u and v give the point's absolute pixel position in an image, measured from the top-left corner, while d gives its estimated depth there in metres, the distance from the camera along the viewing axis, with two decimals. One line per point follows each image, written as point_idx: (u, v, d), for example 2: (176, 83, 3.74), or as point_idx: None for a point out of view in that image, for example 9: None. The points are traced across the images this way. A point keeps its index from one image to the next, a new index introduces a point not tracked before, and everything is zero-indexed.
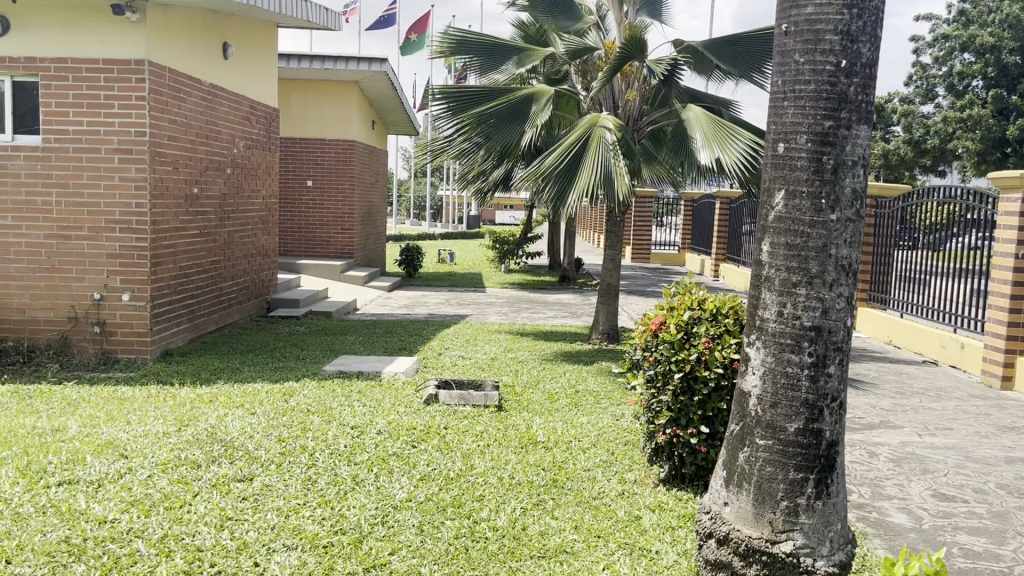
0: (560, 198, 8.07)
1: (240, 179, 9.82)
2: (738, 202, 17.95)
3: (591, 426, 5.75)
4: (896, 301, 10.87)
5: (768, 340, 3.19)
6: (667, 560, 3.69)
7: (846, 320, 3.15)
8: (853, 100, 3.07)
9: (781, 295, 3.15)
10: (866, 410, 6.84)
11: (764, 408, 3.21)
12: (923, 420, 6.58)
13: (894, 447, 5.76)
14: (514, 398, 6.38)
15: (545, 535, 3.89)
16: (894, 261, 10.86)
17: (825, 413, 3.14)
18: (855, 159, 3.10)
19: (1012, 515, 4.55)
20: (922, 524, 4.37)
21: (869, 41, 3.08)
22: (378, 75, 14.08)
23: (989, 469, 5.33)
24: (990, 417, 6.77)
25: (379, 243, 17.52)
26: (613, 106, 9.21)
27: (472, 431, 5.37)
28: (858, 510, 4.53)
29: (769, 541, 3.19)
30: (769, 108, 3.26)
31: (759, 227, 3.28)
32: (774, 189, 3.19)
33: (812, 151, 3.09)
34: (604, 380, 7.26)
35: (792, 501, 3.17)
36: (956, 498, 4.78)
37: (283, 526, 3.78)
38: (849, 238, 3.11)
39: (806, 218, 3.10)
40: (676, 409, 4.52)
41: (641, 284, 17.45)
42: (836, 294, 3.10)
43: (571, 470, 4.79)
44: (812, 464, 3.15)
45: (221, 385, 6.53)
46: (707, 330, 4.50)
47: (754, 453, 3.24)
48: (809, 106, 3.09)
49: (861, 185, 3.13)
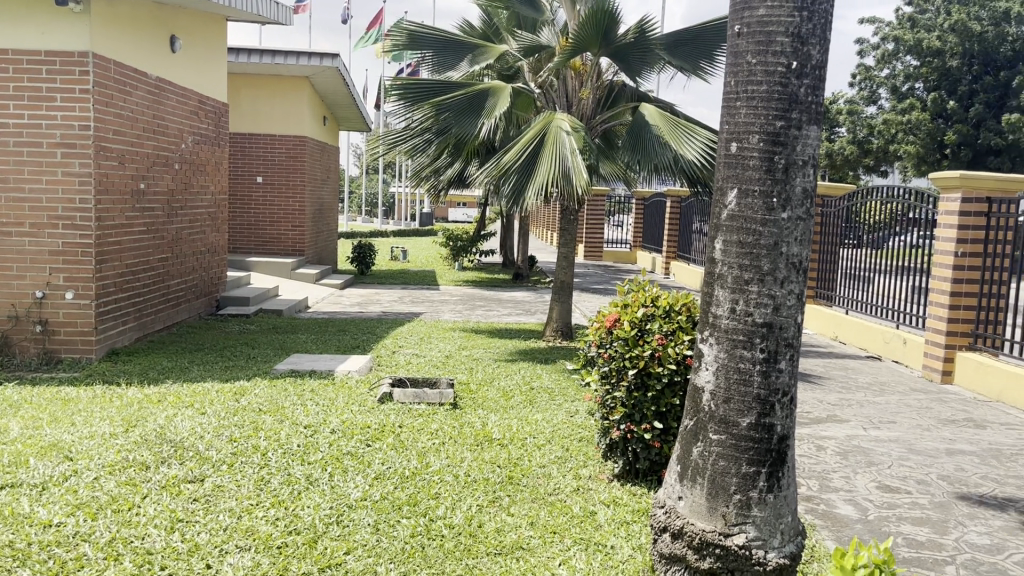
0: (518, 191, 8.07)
1: (188, 174, 9.63)
2: (688, 200, 18.20)
3: (546, 422, 5.77)
4: (841, 297, 11.14)
5: (721, 337, 3.24)
6: (622, 554, 3.73)
7: (797, 317, 3.21)
8: (804, 101, 3.13)
9: (733, 292, 3.20)
10: (814, 404, 7.00)
11: (717, 404, 3.26)
12: (867, 413, 6.76)
13: (840, 441, 5.90)
14: (468, 396, 6.37)
15: (501, 532, 3.89)
16: (840, 259, 11.12)
17: (776, 408, 3.21)
18: (805, 159, 3.16)
19: (953, 505, 4.70)
20: (868, 515, 4.49)
21: (819, 43, 3.14)
22: (329, 70, 13.92)
23: (931, 461, 5.50)
24: (931, 410, 6.99)
25: (330, 241, 17.33)
26: (566, 104, 9.26)
27: (426, 430, 5.35)
28: (807, 502, 4.64)
29: (722, 534, 3.24)
30: (723, 107, 3.31)
31: (712, 225, 3.33)
32: (727, 188, 3.24)
33: (764, 150, 3.14)
34: (558, 377, 7.30)
35: (744, 495, 3.22)
36: (899, 489, 4.92)
37: (236, 527, 3.72)
38: (799, 237, 3.18)
39: (757, 217, 3.16)
40: (631, 405, 4.56)
41: (593, 281, 17.56)
42: (787, 291, 3.17)
43: (526, 467, 4.81)
44: (764, 458, 3.21)
45: (170, 385, 6.40)
46: (661, 327, 4.56)
47: (707, 448, 3.29)
48: (761, 106, 3.14)
49: (811, 184, 3.19)
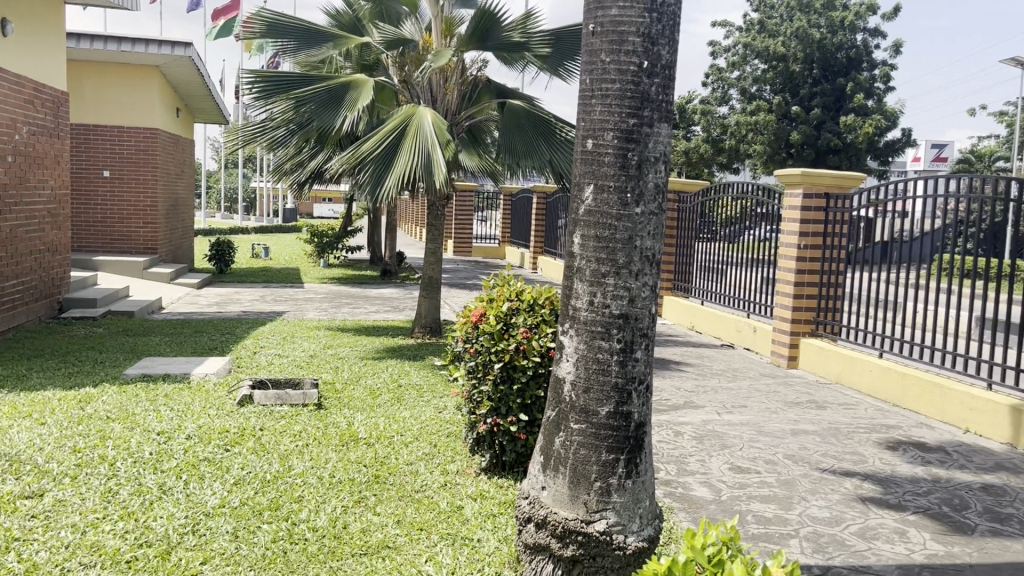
0: (376, 181, 8.00)
1: (23, 168, 8.94)
2: (553, 196, 18.54)
3: (414, 419, 5.74)
4: (697, 289, 11.65)
5: (580, 329, 3.32)
6: (488, 547, 3.76)
7: (651, 308, 3.33)
8: (654, 99, 3.25)
9: (591, 285, 3.29)
10: (672, 392, 7.29)
11: (578, 394, 3.34)
12: (721, 399, 7.11)
13: (696, 426, 6.18)
14: (333, 396, 6.24)
15: (367, 532, 3.84)
16: (696, 252, 11.63)
17: (633, 396, 3.31)
18: (657, 156, 3.28)
19: (797, 482, 5.02)
20: (721, 495, 4.72)
21: (668, 43, 3.26)
22: (182, 60, 13.29)
23: (778, 441, 5.84)
24: (779, 393, 7.43)
25: (186, 238, 16.56)
26: (431, 100, 9.25)
27: (289, 431, 5.21)
28: (666, 486, 4.83)
29: (584, 521, 3.33)
30: (579, 104, 3.38)
31: (570, 220, 3.40)
32: (584, 183, 3.32)
33: (618, 147, 3.24)
34: (426, 373, 7.27)
35: (604, 482, 3.32)
36: (750, 469, 5.20)
37: (80, 544, 3.49)
38: (652, 231, 3.30)
39: (613, 212, 3.25)
40: (496, 398, 4.59)
41: (462, 277, 17.61)
42: (642, 283, 3.28)
43: (393, 465, 4.76)
44: (622, 445, 3.31)
45: (4, 395, 5.93)
46: (525, 320, 4.62)
47: (569, 438, 3.37)
48: (615, 104, 3.23)
49: (663, 180, 3.32)
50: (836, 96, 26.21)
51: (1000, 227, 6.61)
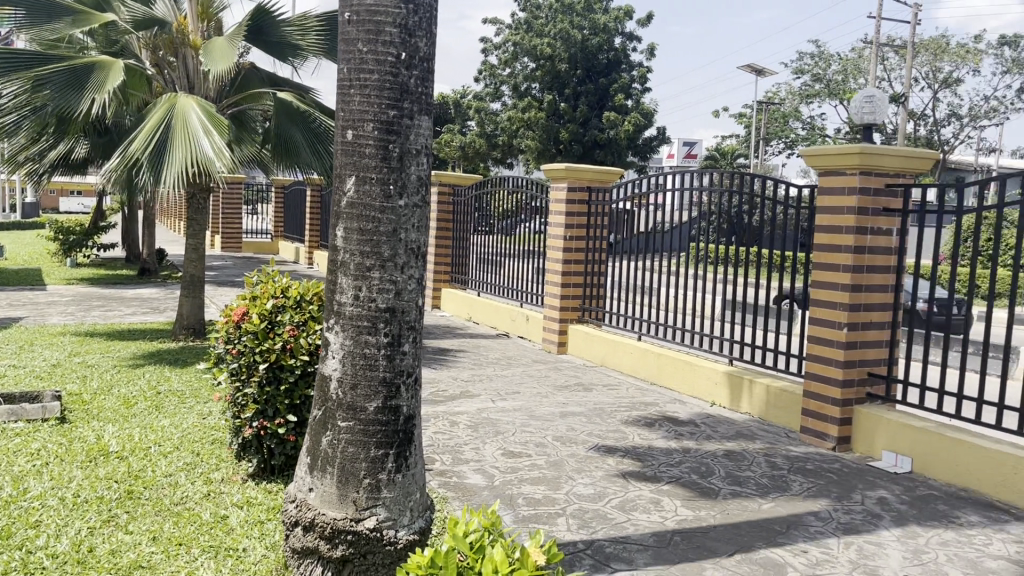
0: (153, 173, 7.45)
1: None
2: (328, 189, 18.12)
3: (174, 428, 5.37)
4: (473, 281, 11.88)
5: (346, 324, 3.25)
6: (254, 556, 3.59)
7: (417, 301, 3.33)
8: (414, 91, 3.24)
9: (355, 279, 3.23)
10: (448, 383, 7.38)
11: (344, 391, 3.26)
12: (495, 387, 7.29)
13: (471, 415, 6.29)
14: (80, 408, 5.69)
15: (117, 554, 3.53)
16: (472, 244, 11.84)
17: (401, 389, 3.30)
18: (418, 148, 3.27)
19: (565, 462, 5.26)
20: (494, 481, 4.84)
21: (425, 36, 3.27)
22: None
23: (548, 424, 6.09)
24: (549, 378, 7.75)
25: None
26: (187, 84, 8.73)
27: (25, 451, 4.68)
28: (440, 477, 4.87)
29: (353, 520, 3.27)
30: (337, 93, 3.30)
31: (332, 213, 3.31)
32: (345, 175, 3.24)
33: (379, 138, 3.19)
34: (189, 378, 6.83)
35: (373, 478, 3.27)
36: (521, 453, 5.38)
37: None
38: (416, 223, 3.29)
39: (376, 204, 3.20)
40: (263, 400, 4.39)
41: (232, 274, 16.75)
42: (407, 276, 3.27)
43: (149, 478, 4.42)
44: (391, 440, 3.29)
45: None
46: (292, 317, 4.46)
47: (336, 436, 3.29)
48: (374, 95, 3.19)
49: (425, 173, 3.32)
50: (599, 95, 27.78)
51: (742, 220, 7.28)
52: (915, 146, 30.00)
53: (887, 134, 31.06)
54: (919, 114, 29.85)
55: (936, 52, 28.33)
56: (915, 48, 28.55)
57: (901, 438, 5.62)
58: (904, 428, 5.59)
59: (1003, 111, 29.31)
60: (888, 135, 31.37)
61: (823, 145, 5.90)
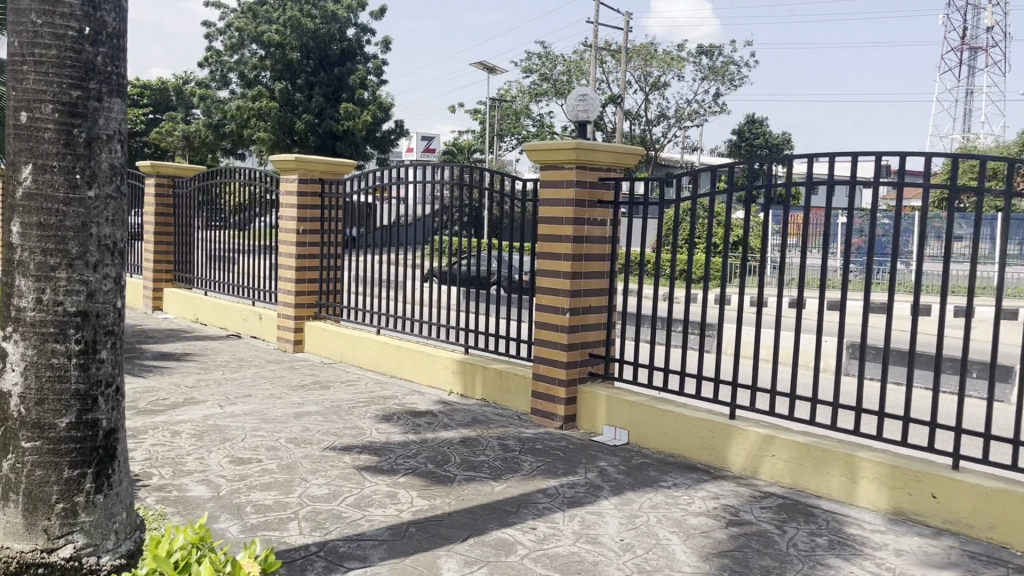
0: None
1: None
2: None
3: None
4: (201, 279, 11.16)
5: (26, 332, 2.87)
6: None
7: (115, 303, 3.02)
8: (101, 70, 2.92)
9: (37, 280, 2.86)
10: (171, 389, 6.85)
11: (28, 408, 2.88)
12: (224, 391, 6.89)
13: (196, 422, 5.88)
14: None
15: None
16: (200, 240, 11.10)
17: (99, 401, 2.98)
18: (110, 134, 2.96)
19: (298, 464, 5.08)
20: (221, 491, 4.56)
21: (113, 10, 2.96)
22: None
23: (280, 426, 5.86)
24: (284, 378, 7.47)
25: None
26: None
27: None
28: (158, 492, 4.49)
29: (44, 551, 2.91)
30: (6, 69, 2.89)
31: (5, 205, 2.90)
32: (19, 162, 2.85)
33: (59, 121, 2.84)
34: None
35: (67, 502, 2.93)
36: (251, 459, 5.12)
37: None
38: (110, 217, 2.98)
39: (59, 195, 2.85)
40: None
41: None
42: (101, 276, 2.95)
43: None
44: (88, 458, 2.96)
45: None
46: None
47: (19, 459, 2.90)
48: (52, 72, 2.83)
49: (119, 161, 3.01)
50: (335, 87, 27.27)
51: (481, 213, 7.42)
52: (631, 143, 32.66)
53: (607, 132, 33.55)
54: (634, 114, 32.53)
55: (645, 58, 31.02)
56: (629, 53, 31.02)
57: (618, 413, 6.09)
58: (620, 403, 6.06)
59: (702, 113, 32.68)
60: (608, 132, 33.89)
61: (543, 140, 6.19)
